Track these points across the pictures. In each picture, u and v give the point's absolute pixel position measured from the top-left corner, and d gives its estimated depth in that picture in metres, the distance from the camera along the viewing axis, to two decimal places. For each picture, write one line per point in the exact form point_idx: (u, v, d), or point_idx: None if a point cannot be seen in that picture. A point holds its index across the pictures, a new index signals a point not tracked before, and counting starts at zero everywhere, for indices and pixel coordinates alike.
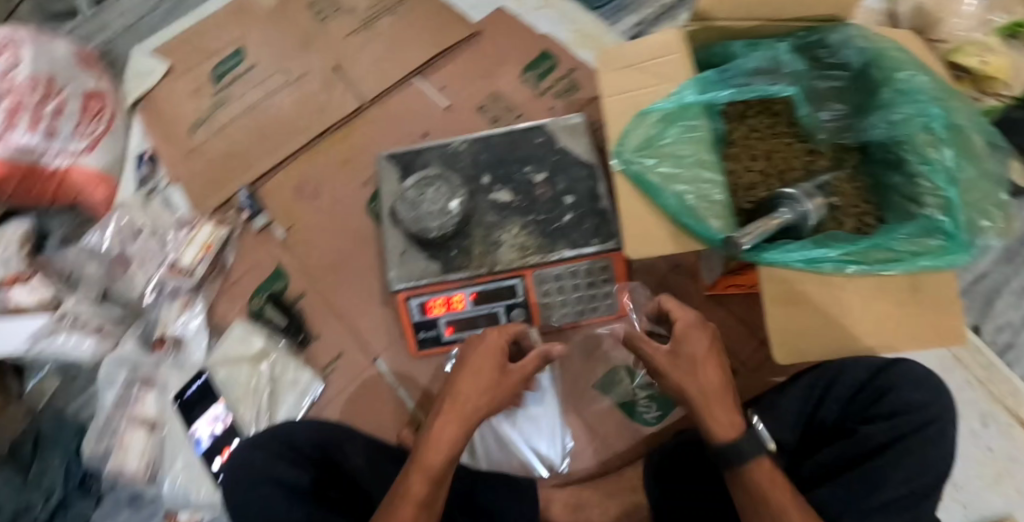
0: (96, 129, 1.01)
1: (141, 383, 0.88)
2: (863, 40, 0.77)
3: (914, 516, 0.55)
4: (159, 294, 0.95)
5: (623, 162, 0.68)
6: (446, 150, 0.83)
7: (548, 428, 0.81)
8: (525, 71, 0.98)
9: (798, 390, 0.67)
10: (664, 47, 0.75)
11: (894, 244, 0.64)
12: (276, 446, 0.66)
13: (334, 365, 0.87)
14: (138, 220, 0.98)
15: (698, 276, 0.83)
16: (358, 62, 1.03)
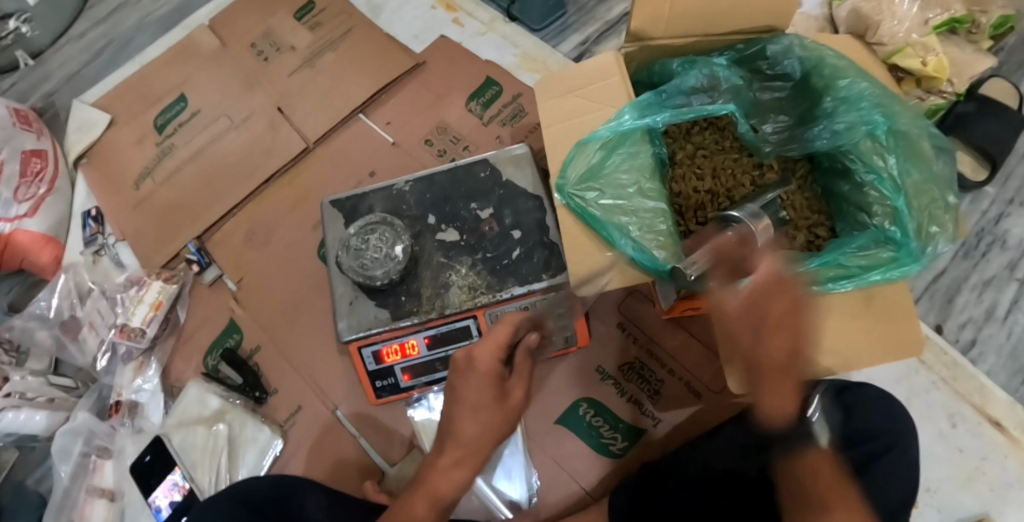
0: (36, 190, 0.98)
1: (97, 452, 0.83)
2: (801, 48, 0.77)
3: None
4: (113, 357, 0.89)
5: (565, 197, 0.68)
6: (391, 191, 0.81)
7: (511, 462, 0.75)
8: (470, 100, 0.96)
9: (755, 412, 0.65)
10: (600, 70, 0.74)
11: (843, 259, 0.64)
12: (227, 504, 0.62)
13: (293, 418, 0.82)
14: (87, 282, 0.95)
15: (655, 300, 0.79)
16: (303, 101, 1.01)
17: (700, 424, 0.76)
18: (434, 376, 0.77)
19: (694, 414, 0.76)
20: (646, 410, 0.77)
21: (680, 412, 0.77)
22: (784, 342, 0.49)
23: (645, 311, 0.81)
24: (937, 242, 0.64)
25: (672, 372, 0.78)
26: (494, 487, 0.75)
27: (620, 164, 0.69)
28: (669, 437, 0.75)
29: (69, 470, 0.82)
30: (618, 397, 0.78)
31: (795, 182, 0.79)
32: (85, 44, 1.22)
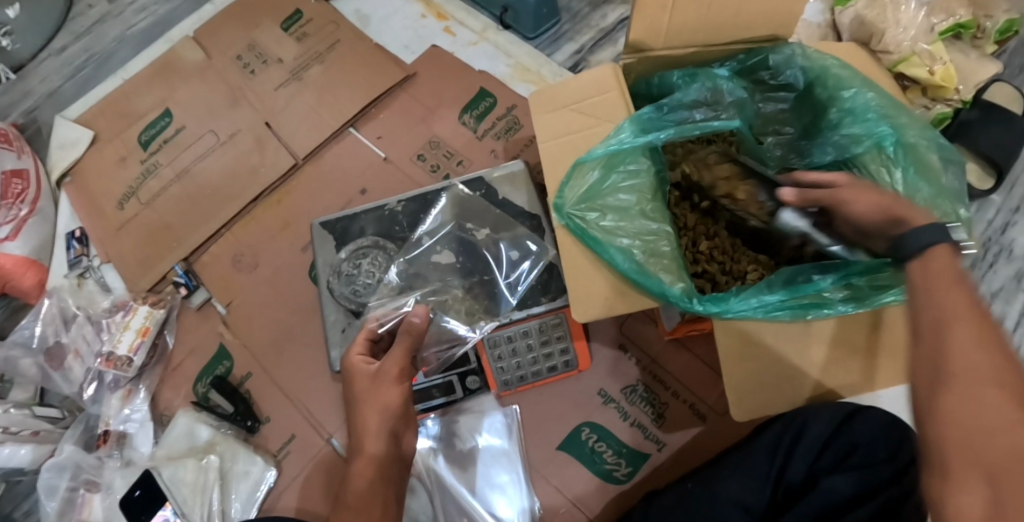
0: (17, 212, 0.95)
1: (85, 486, 0.80)
2: (804, 58, 0.75)
3: None
4: (99, 386, 0.86)
5: (563, 218, 0.65)
6: (382, 212, 0.78)
7: (510, 486, 0.73)
8: (463, 113, 0.94)
9: (763, 444, 0.60)
10: (598, 83, 0.72)
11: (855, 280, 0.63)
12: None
13: (287, 448, 0.79)
14: (71, 306, 0.92)
15: (658, 320, 0.77)
16: (291, 115, 0.98)
17: (706, 449, 0.73)
18: (430, 404, 0.75)
19: (698, 438, 0.74)
20: (651, 434, 0.75)
21: (685, 435, 0.74)
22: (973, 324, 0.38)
23: (648, 331, 0.79)
24: None
25: (676, 395, 0.76)
26: (491, 512, 0.72)
27: (620, 183, 0.67)
28: (674, 463, 0.73)
29: (55, 506, 0.79)
30: (621, 421, 0.76)
31: None
32: (67, 57, 1.19)
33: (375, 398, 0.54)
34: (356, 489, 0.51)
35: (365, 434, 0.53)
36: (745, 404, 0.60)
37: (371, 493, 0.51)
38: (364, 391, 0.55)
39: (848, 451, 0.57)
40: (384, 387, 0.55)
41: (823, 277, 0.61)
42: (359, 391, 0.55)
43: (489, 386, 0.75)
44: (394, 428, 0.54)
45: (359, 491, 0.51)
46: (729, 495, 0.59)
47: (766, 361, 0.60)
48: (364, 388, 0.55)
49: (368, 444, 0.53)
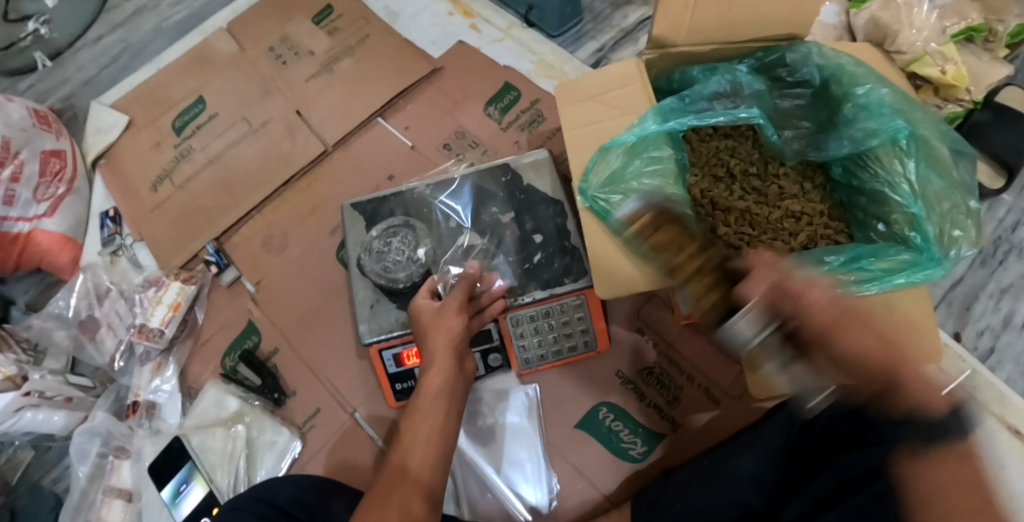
0: (55, 191, 0.99)
1: (115, 452, 0.84)
2: (820, 56, 0.78)
3: None
4: (130, 358, 0.90)
5: (588, 200, 0.69)
6: (411, 195, 0.81)
7: (530, 462, 0.75)
8: (488, 105, 0.97)
9: (777, 423, 0.64)
10: (619, 78, 0.75)
11: (866, 264, 0.66)
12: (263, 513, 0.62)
13: (312, 421, 0.82)
14: (105, 282, 0.95)
15: (674, 305, 0.80)
16: (321, 104, 1.01)
17: (721, 431, 0.75)
18: None
19: (713, 420, 0.76)
20: (666, 415, 0.77)
21: (700, 417, 0.76)
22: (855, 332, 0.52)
23: (664, 317, 0.81)
24: (959, 246, 0.66)
25: (691, 378, 0.78)
26: (516, 492, 0.75)
27: (643, 168, 0.70)
28: (689, 444, 0.75)
29: (86, 470, 0.83)
30: (637, 402, 0.78)
31: (811, 190, 0.81)
32: (102, 47, 1.23)
33: (441, 325, 0.64)
34: (427, 389, 0.61)
35: (430, 367, 0.62)
36: (763, 383, 0.63)
37: (436, 400, 0.60)
38: (430, 320, 0.65)
39: (868, 426, 0.58)
40: (449, 316, 0.64)
41: (835, 259, 0.68)
42: (425, 323, 0.65)
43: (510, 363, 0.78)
44: (457, 347, 0.63)
45: (427, 398, 0.60)
46: (745, 470, 0.62)
47: (781, 342, 0.62)
48: (428, 325, 0.64)
49: (438, 361, 0.62)
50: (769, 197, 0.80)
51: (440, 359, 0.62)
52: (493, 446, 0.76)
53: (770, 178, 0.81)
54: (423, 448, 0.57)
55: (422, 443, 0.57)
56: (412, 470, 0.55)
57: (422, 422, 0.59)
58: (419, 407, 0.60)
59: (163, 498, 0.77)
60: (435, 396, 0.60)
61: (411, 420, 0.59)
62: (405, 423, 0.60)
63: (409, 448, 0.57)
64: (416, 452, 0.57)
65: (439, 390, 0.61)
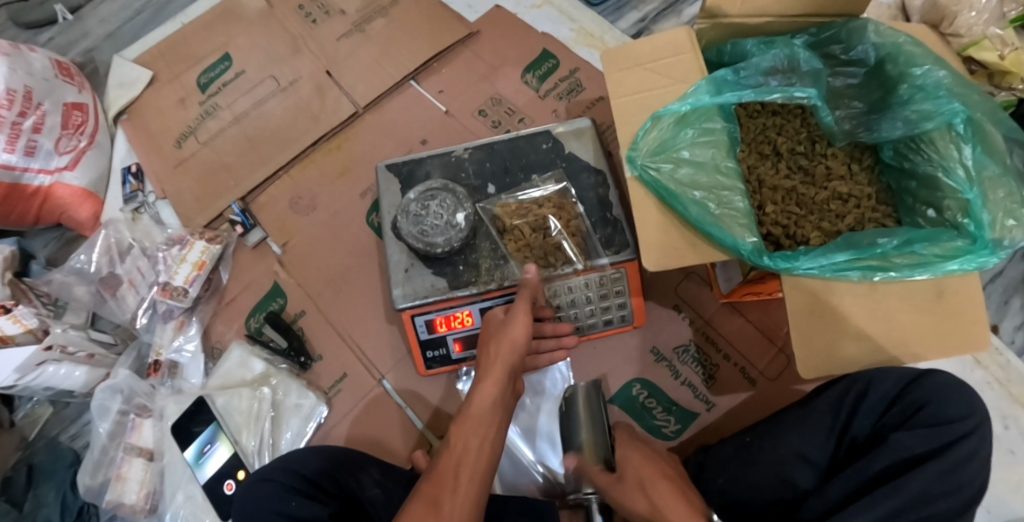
0: (77, 143, 0.96)
1: (136, 411, 0.82)
2: (875, 34, 0.73)
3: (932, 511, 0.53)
4: (153, 315, 0.88)
5: (636, 169, 0.66)
6: (449, 158, 0.79)
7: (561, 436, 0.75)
8: (526, 72, 0.94)
9: (825, 402, 0.63)
10: (671, 45, 0.72)
11: (918, 247, 0.61)
12: (294, 481, 0.61)
13: (339, 386, 0.81)
14: (126, 238, 0.93)
15: (714, 283, 0.78)
16: (352, 66, 0.99)
17: (755, 412, 0.75)
18: None
19: (747, 401, 0.75)
20: (700, 394, 0.76)
21: (734, 397, 0.76)
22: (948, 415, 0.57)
23: (702, 295, 0.80)
24: (1015, 235, 0.60)
25: (727, 357, 0.77)
26: (549, 467, 0.74)
27: (695, 138, 0.68)
28: (722, 423, 0.75)
29: (107, 427, 0.82)
30: (671, 379, 0.77)
31: (858, 172, 0.75)
32: (125, 1, 1.20)
33: (505, 334, 0.59)
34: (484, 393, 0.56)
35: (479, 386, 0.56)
36: (810, 361, 0.61)
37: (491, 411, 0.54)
38: (496, 329, 0.61)
39: (916, 409, 0.58)
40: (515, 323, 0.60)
41: (887, 241, 0.62)
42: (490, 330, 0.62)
43: (566, 344, 0.73)
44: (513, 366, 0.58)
45: (483, 407, 0.54)
46: (793, 447, 0.62)
47: (834, 321, 0.61)
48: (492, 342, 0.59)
49: (493, 368, 0.57)
50: (815, 177, 0.76)
51: (499, 368, 0.57)
52: (528, 418, 0.76)
53: (818, 158, 0.76)
54: (472, 465, 0.50)
55: (473, 454, 0.52)
56: (464, 480, 0.49)
57: (473, 430, 0.53)
58: (469, 418, 0.54)
59: (186, 459, 0.76)
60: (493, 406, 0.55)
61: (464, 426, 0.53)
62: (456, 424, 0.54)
63: (460, 459, 0.51)
64: (467, 467, 0.50)
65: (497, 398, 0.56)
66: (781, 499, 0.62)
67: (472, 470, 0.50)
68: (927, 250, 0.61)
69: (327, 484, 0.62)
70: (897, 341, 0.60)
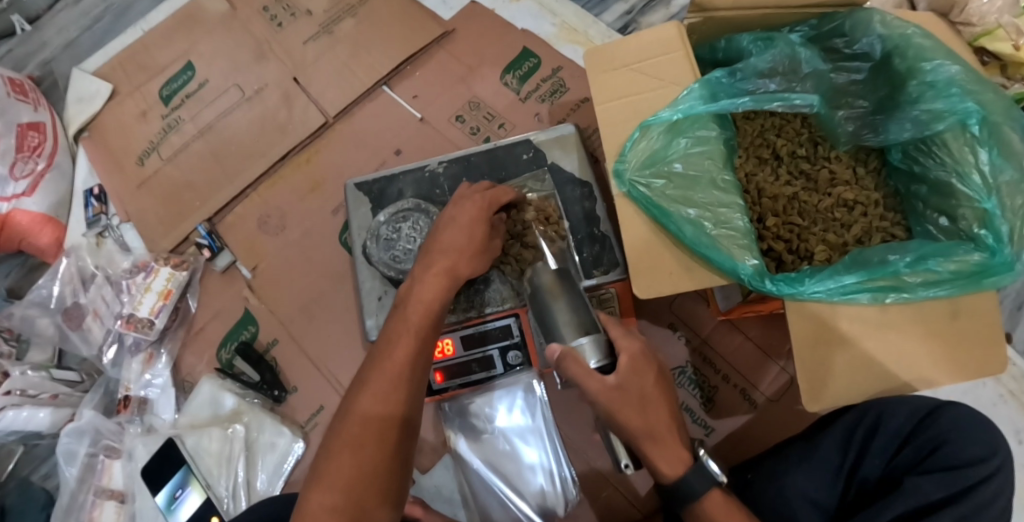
0: (34, 166, 0.91)
1: (105, 451, 0.78)
2: (882, 25, 0.66)
3: None
4: (120, 348, 0.83)
5: (624, 185, 0.60)
6: (422, 173, 0.73)
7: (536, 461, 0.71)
8: (505, 73, 0.88)
9: (833, 438, 0.58)
10: (660, 43, 0.65)
11: (933, 264, 0.56)
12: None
13: (315, 419, 0.76)
14: (89, 267, 0.89)
15: (711, 299, 0.73)
16: (321, 72, 0.92)
17: (756, 436, 0.70)
18: (469, 378, 0.70)
19: (747, 425, 0.71)
20: (698, 418, 0.72)
21: (734, 421, 0.71)
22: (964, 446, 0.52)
23: (699, 311, 0.75)
24: None
25: (726, 379, 0.73)
26: (522, 491, 0.70)
27: (688, 149, 0.62)
28: (721, 449, 0.70)
29: (75, 472, 0.77)
30: None
31: (864, 176, 0.70)
32: (84, 6, 1.13)
33: (444, 237, 0.55)
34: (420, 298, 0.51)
35: (419, 297, 0.52)
36: (817, 395, 0.56)
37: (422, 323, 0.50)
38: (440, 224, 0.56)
39: (934, 448, 0.53)
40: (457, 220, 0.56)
41: (899, 258, 0.58)
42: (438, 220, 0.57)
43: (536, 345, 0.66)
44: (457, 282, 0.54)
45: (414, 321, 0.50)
46: (799, 489, 0.57)
47: (841, 349, 0.56)
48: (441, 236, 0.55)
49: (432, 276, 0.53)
50: (818, 182, 0.70)
51: (438, 270, 0.53)
52: (499, 449, 0.71)
53: (820, 162, 0.70)
54: None
55: None
56: None
57: (401, 345, 0.49)
58: None
59: (158, 504, 0.72)
60: (424, 321, 0.50)
61: (391, 343, 0.49)
62: (386, 332, 0.50)
63: None
64: None
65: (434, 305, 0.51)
66: None
67: (388, 396, 0.46)
68: (943, 268, 0.56)
69: None
70: (910, 369, 0.55)
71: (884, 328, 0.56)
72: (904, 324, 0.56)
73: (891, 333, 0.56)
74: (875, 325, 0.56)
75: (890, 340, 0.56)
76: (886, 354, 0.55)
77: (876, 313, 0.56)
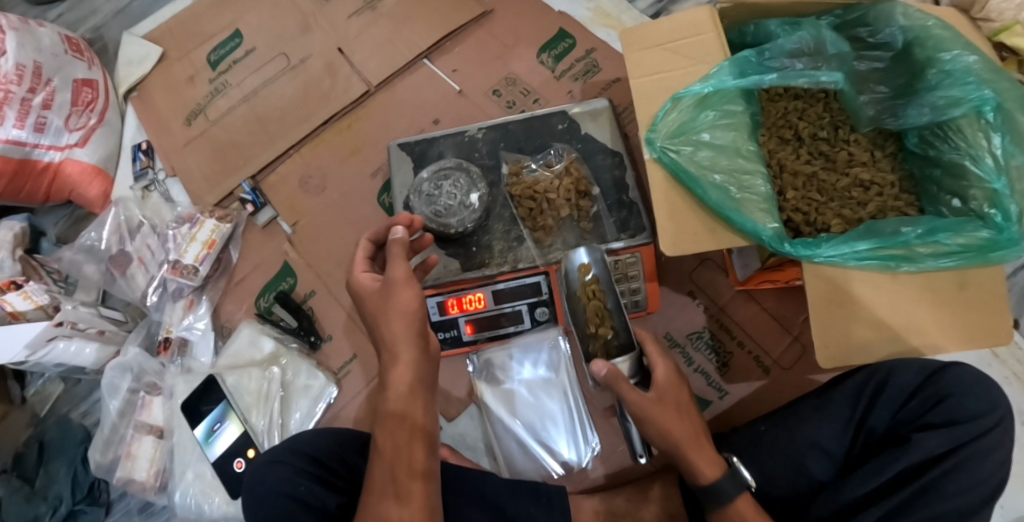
0: (87, 120, 0.96)
1: (147, 389, 0.83)
2: (904, 17, 0.70)
3: (939, 497, 0.54)
4: (164, 293, 0.88)
5: (655, 151, 0.64)
6: (462, 137, 0.77)
7: (564, 417, 0.75)
8: (541, 52, 0.92)
9: (844, 393, 0.62)
10: (696, 25, 0.69)
11: (944, 238, 0.60)
12: (305, 467, 0.60)
13: (348, 367, 0.80)
14: (136, 216, 0.92)
15: (730, 269, 0.77)
16: (364, 44, 0.97)
17: (767, 401, 0.74)
18: (497, 331, 0.74)
19: (760, 390, 0.75)
20: (713, 382, 0.76)
21: (746, 386, 0.75)
22: (967, 402, 0.57)
23: (718, 281, 0.79)
24: None
25: (742, 345, 0.77)
26: (550, 448, 0.74)
27: (715, 121, 0.66)
28: (735, 411, 0.74)
29: (116, 405, 0.82)
30: (684, 366, 0.77)
31: (881, 159, 0.73)
32: None
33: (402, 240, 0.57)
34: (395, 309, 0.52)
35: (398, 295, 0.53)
36: (830, 351, 0.60)
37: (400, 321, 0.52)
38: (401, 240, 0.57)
39: (938, 401, 0.57)
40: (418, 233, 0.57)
41: (911, 229, 0.61)
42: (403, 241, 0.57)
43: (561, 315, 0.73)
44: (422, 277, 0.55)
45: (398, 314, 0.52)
46: (812, 440, 0.62)
47: (854, 310, 0.60)
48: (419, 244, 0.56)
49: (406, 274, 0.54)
50: (836, 162, 0.74)
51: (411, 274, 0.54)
52: (525, 403, 0.75)
53: (839, 145, 0.75)
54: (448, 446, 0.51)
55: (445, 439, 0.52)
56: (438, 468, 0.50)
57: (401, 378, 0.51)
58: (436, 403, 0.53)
59: (197, 437, 0.76)
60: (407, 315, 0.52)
61: (391, 358, 0.52)
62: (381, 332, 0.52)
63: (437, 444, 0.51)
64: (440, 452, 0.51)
65: (415, 310, 0.53)
66: (798, 490, 0.62)
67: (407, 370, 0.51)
68: (952, 242, 0.60)
69: (337, 465, 0.61)
70: (917, 332, 0.59)
71: (896, 293, 0.60)
72: (917, 290, 0.60)
73: (901, 299, 0.59)
74: (888, 288, 0.60)
75: (903, 303, 0.60)
76: (898, 318, 0.59)
77: (890, 280, 0.60)
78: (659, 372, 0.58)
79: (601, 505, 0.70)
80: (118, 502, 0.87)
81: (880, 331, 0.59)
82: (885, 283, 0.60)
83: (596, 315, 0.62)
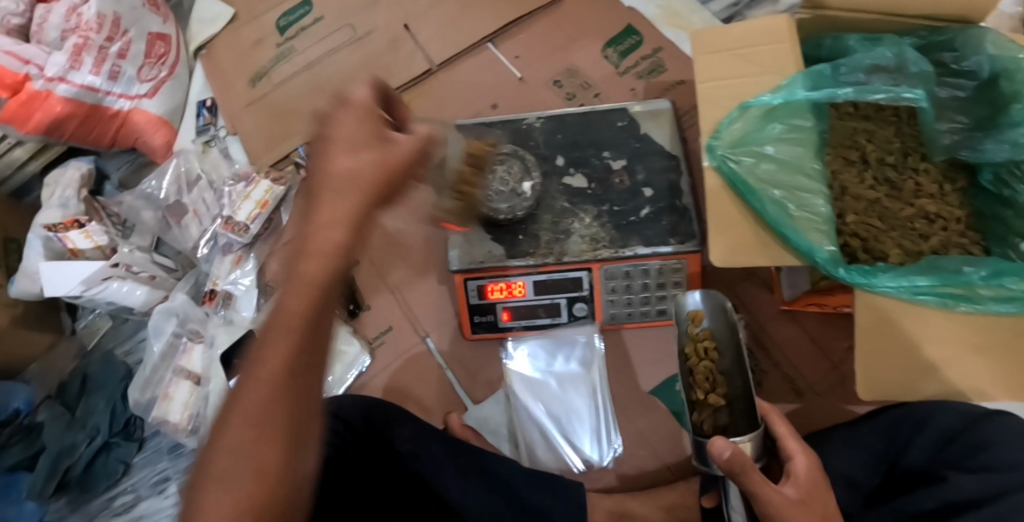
0: (158, 73, 0.99)
1: (189, 335, 0.86)
2: (994, 45, 0.68)
3: None
4: (213, 248, 0.91)
5: (716, 159, 0.63)
6: (520, 125, 0.78)
7: (591, 415, 0.75)
8: (607, 46, 0.91)
9: (878, 426, 0.63)
10: (770, 34, 0.68)
11: (1009, 281, 0.57)
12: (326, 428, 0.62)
13: (383, 338, 0.82)
14: (195, 169, 0.95)
15: (777, 288, 0.76)
16: (430, 22, 0.97)
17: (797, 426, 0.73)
18: (534, 322, 0.75)
19: (792, 412, 0.73)
20: None
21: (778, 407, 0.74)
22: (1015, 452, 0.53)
23: (761, 298, 0.78)
24: None
25: (777, 366, 0.75)
26: (574, 444, 0.74)
27: (781, 134, 0.64)
28: None
29: (159, 347, 0.85)
30: None
31: (950, 193, 0.71)
32: None
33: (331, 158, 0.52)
34: (340, 140, 0.53)
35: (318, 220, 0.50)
36: (872, 385, 0.59)
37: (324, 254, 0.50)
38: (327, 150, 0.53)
39: (979, 448, 0.55)
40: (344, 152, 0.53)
41: (974, 270, 0.59)
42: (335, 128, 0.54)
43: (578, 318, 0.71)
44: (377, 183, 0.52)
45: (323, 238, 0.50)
46: (837, 468, 0.63)
47: (900, 344, 0.58)
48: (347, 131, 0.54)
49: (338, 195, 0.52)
50: (902, 191, 0.71)
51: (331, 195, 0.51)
52: (553, 394, 0.76)
53: (907, 172, 0.72)
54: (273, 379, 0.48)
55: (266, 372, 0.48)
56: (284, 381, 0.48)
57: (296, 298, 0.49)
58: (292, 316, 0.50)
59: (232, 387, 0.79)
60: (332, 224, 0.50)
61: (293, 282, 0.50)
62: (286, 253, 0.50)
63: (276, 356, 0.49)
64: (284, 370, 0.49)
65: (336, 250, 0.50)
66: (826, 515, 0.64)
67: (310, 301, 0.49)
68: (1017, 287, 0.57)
69: (359, 430, 0.64)
70: (966, 374, 0.56)
71: (950, 331, 0.57)
72: (967, 330, 0.57)
73: (949, 338, 0.57)
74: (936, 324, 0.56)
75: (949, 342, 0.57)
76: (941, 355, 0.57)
77: (942, 319, 0.58)
78: (799, 463, 0.54)
79: (615, 506, 0.70)
80: (150, 439, 0.91)
81: (924, 369, 0.57)
82: (939, 320, 0.57)
83: (707, 379, 0.64)
